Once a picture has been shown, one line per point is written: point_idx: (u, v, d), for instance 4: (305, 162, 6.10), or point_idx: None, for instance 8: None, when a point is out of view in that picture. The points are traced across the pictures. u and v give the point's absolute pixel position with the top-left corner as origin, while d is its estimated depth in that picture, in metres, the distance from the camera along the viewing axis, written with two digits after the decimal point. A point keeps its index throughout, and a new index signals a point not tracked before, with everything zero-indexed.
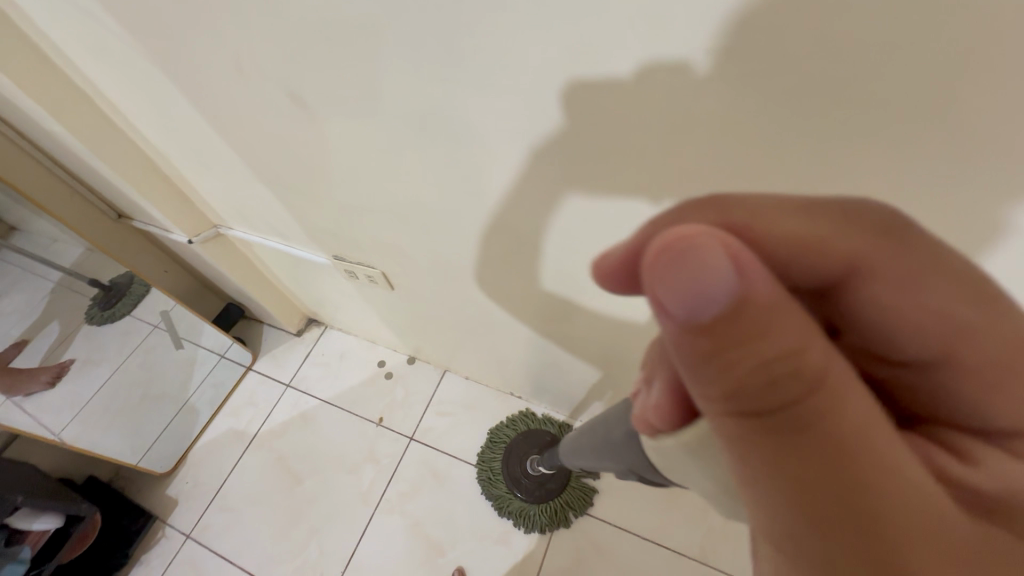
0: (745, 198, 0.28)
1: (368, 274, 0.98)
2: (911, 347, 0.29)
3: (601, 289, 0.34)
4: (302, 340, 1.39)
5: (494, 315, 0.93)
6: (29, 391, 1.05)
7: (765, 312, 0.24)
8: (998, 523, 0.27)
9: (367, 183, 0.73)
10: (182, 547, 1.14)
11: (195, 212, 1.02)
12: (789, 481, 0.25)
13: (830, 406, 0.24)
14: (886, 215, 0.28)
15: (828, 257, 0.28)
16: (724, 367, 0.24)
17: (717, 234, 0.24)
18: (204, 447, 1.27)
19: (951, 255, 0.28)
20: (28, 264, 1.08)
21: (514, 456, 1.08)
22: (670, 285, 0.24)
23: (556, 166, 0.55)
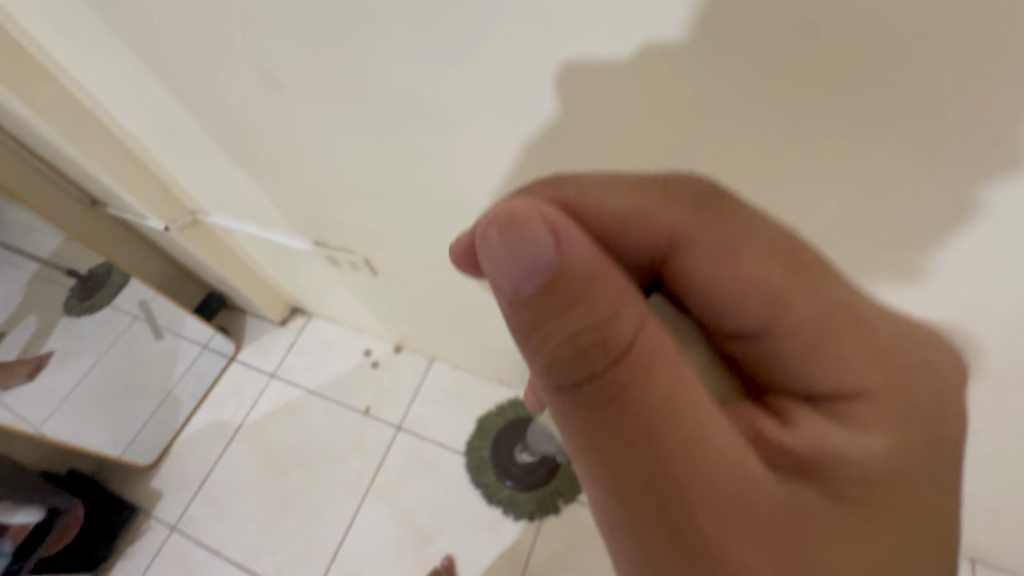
0: (583, 181, 0.37)
1: (351, 260, 0.96)
2: (732, 313, 0.34)
3: (461, 271, 0.42)
4: (286, 330, 1.37)
5: (481, 302, 0.92)
6: (8, 385, 1.04)
7: (578, 290, 0.30)
8: (803, 482, 0.32)
9: (349, 169, 0.71)
10: (167, 539, 1.12)
11: (172, 198, 0.99)
12: (594, 447, 0.31)
13: (634, 375, 0.30)
14: (702, 192, 0.35)
15: (651, 226, 0.36)
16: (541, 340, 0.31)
17: (544, 216, 0.30)
18: (188, 439, 1.26)
19: (765, 228, 0.34)
20: (3, 256, 1.00)
21: (503, 445, 1.10)
22: (499, 260, 0.30)
23: (538, 154, 0.54)
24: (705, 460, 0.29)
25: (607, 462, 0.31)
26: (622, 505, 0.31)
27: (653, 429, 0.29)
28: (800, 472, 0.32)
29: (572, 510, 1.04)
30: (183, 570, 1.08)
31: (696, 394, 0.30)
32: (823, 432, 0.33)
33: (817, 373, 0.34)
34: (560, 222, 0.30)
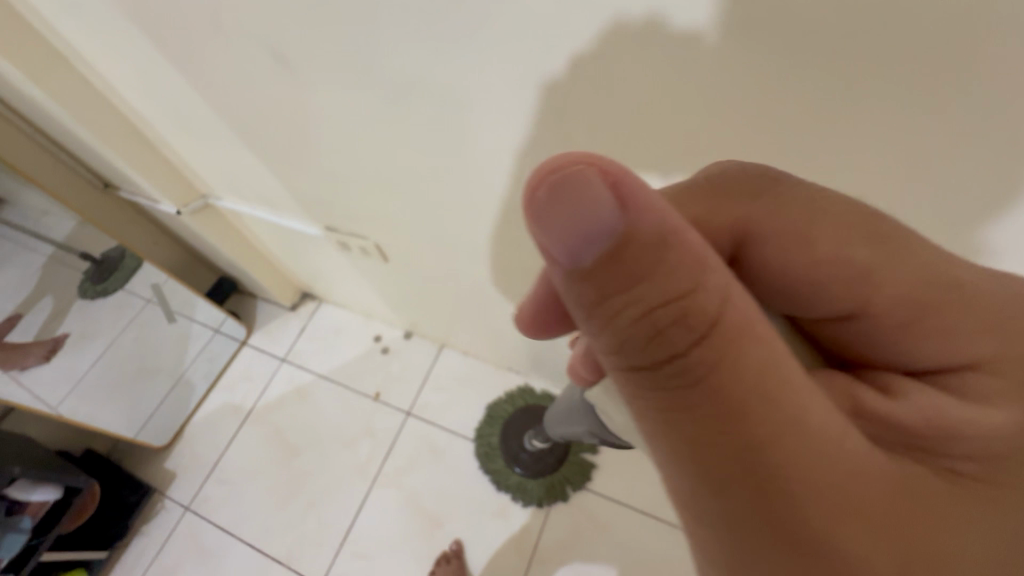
0: None
1: (361, 245, 0.95)
2: (819, 301, 0.33)
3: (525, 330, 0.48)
4: (297, 315, 1.37)
5: (492, 289, 0.91)
6: (25, 364, 1.04)
7: (650, 258, 0.26)
8: (916, 460, 0.29)
9: (361, 153, 0.70)
10: (181, 519, 1.14)
11: (184, 181, 0.99)
12: (673, 433, 0.28)
13: (719, 352, 0.26)
14: (761, 181, 0.35)
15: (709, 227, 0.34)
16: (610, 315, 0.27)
17: (604, 164, 0.25)
18: (201, 421, 1.27)
19: (833, 206, 0.33)
20: (18, 238, 1.02)
21: (512, 432, 1.10)
22: (556, 228, 0.26)
23: (556, 139, 0.53)
24: (808, 446, 0.26)
25: (689, 449, 0.27)
26: (711, 497, 0.27)
27: (745, 413, 0.26)
28: (909, 448, 0.29)
29: (580, 498, 1.04)
30: (197, 550, 1.10)
31: (794, 369, 0.26)
32: (938, 404, 0.29)
33: (914, 346, 0.31)
34: (626, 174, 0.25)
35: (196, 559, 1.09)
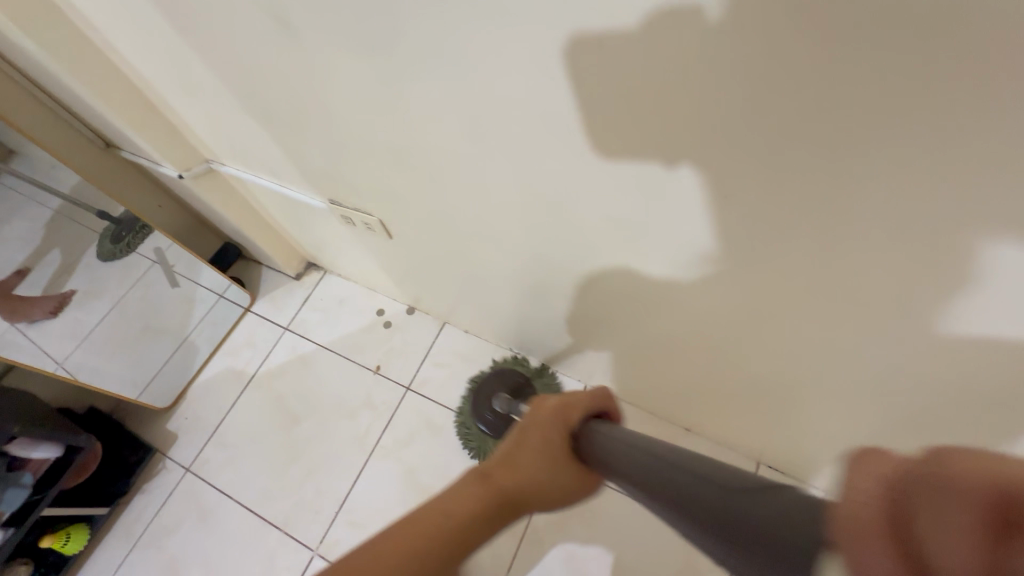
0: None
1: (365, 220, 0.93)
2: None
3: None
4: (301, 284, 1.36)
5: (497, 269, 0.89)
6: (31, 318, 1.05)
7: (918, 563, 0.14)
8: None
9: (367, 124, 0.67)
10: (182, 480, 1.15)
11: (185, 143, 0.95)
12: None
13: None
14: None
15: None
16: (851, 524, 0.16)
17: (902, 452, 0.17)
18: (203, 385, 1.28)
19: None
20: (25, 189, 1.01)
21: (481, 398, 1.07)
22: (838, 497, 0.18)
23: (570, 117, 0.50)
24: None
25: None
26: None
27: None
28: None
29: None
30: (196, 509, 1.12)
31: None
32: None
33: None
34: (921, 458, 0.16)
35: (195, 520, 1.11)
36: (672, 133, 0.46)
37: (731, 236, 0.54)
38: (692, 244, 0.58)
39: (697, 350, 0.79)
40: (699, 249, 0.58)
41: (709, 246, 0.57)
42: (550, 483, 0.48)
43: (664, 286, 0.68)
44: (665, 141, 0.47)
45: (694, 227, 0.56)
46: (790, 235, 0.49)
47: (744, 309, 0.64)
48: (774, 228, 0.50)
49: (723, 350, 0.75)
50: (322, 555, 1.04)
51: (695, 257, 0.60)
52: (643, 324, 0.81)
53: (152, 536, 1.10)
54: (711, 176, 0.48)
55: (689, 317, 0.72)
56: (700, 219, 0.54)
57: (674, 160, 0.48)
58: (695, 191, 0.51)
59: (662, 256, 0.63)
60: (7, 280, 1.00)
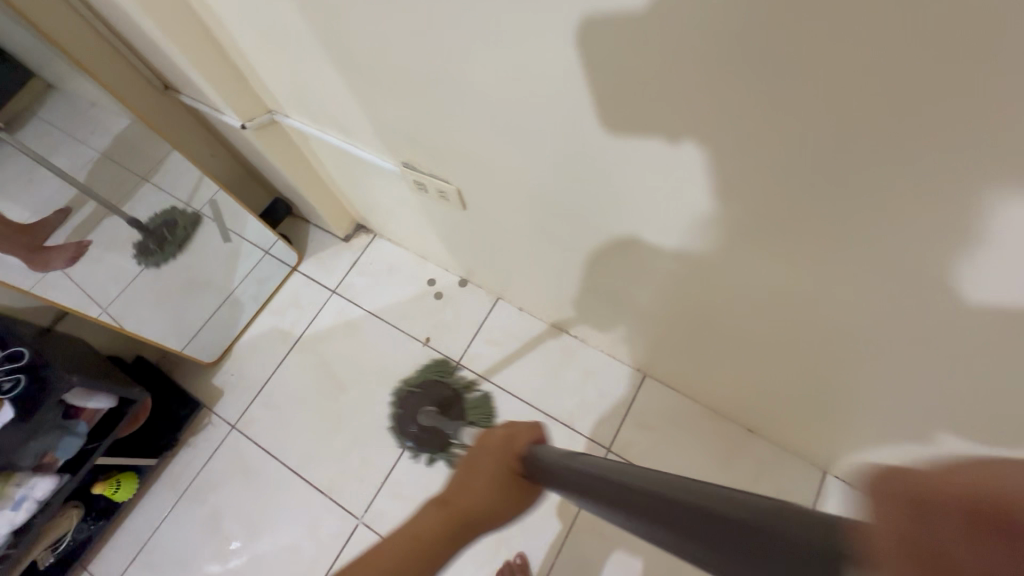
0: (480, 520, 0.48)
1: (440, 188, 0.86)
2: (439, 533, 0.46)
3: (486, 474, 0.50)
4: (349, 247, 1.31)
5: (577, 249, 0.83)
6: (48, 265, 0.97)
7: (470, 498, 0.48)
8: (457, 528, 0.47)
9: (471, 87, 0.60)
10: (227, 437, 1.15)
11: (250, 93, 0.89)
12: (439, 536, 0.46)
13: (462, 528, 0.47)
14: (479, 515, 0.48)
15: (473, 522, 0.48)
16: (469, 492, 0.49)
17: (486, 473, 0.50)
18: (249, 343, 1.25)
19: (472, 525, 0.47)
20: (72, 127, 0.97)
21: (408, 412, 1.11)
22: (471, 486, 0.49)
23: (732, 98, 0.43)
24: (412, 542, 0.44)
25: (427, 536, 0.45)
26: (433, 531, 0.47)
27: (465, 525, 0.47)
28: (457, 529, 0.47)
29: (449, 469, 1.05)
30: (240, 469, 1.12)
31: (431, 542, 0.45)
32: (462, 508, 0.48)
33: (477, 527, 0.48)
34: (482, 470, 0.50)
35: (239, 478, 1.11)
36: (866, 123, 0.38)
37: (891, 247, 0.47)
38: (835, 249, 0.51)
39: (791, 357, 0.73)
40: (842, 256, 0.51)
41: (856, 254, 0.50)
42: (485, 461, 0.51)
43: (776, 292, 0.62)
44: (853, 134, 0.40)
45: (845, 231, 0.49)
46: (976, 251, 0.43)
47: (869, 323, 0.57)
48: (959, 243, 0.43)
49: (824, 361, 0.69)
50: (366, 523, 1.04)
51: (831, 264, 0.53)
52: (732, 325, 0.75)
53: (197, 490, 1.11)
54: (899, 177, 0.41)
55: (796, 324, 0.66)
56: (855, 223, 0.47)
57: (854, 155, 0.41)
58: (862, 193, 0.44)
59: (787, 260, 0.56)
60: (50, 219, 0.97)
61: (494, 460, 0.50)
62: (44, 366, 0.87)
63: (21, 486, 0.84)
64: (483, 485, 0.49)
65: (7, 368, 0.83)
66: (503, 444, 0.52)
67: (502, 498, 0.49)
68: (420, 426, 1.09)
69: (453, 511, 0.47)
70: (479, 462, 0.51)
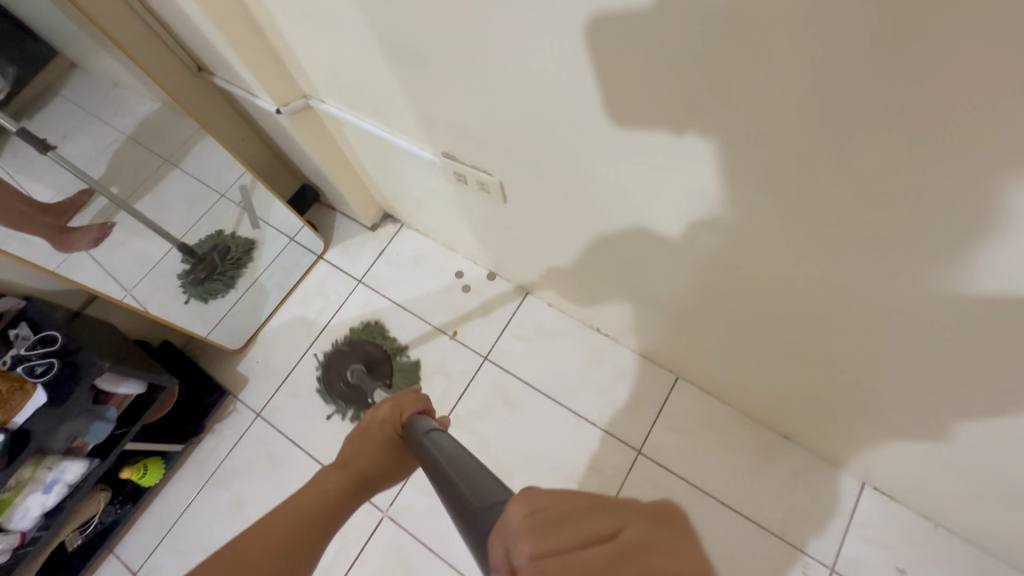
0: (375, 478, 0.54)
1: (481, 180, 0.84)
2: (340, 488, 0.50)
3: (374, 435, 0.56)
4: (376, 236, 1.29)
5: (621, 247, 0.80)
6: (71, 246, 0.95)
7: (368, 459, 0.54)
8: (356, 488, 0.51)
9: (535, 71, 0.57)
10: (252, 425, 1.14)
11: (287, 76, 0.87)
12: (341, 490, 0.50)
13: (363, 486, 0.52)
14: (373, 471, 0.54)
15: (369, 481, 0.53)
16: (363, 454, 0.54)
17: (378, 435, 0.56)
18: (274, 331, 1.24)
19: (369, 482, 0.53)
20: (97, 110, 0.96)
21: (336, 366, 1.15)
22: (366, 447, 0.55)
23: (843, 91, 0.40)
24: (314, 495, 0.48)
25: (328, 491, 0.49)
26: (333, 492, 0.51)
27: (366, 483, 0.53)
28: (356, 486, 0.51)
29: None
30: (264, 457, 1.11)
31: (331, 494, 0.49)
32: (359, 467, 0.53)
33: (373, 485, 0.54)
34: (374, 432, 0.56)
35: (263, 467, 1.10)
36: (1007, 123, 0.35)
37: (998, 250, 0.43)
38: (930, 256, 0.48)
39: (850, 366, 0.70)
40: (940, 263, 0.48)
41: (954, 262, 0.47)
42: (377, 425, 0.57)
43: (847, 298, 0.59)
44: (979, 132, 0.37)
45: (949, 236, 0.45)
46: None
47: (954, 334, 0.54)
48: None
49: (886, 371, 0.66)
50: (391, 517, 1.03)
51: (922, 272, 0.50)
52: (788, 330, 0.72)
53: (222, 477, 1.11)
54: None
55: (863, 332, 0.63)
56: (962, 230, 0.44)
57: (982, 156, 0.38)
58: (979, 197, 0.41)
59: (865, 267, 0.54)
60: (73, 199, 0.95)
61: (380, 424, 0.57)
62: (76, 351, 0.87)
63: (52, 469, 0.86)
64: (375, 446, 0.55)
65: (40, 352, 0.84)
66: (388, 408, 0.58)
67: (388, 460, 0.55)
68: (345, 381, 1.13)
69: (350, 470, 0.52)
70: (370, 425, 0.57)
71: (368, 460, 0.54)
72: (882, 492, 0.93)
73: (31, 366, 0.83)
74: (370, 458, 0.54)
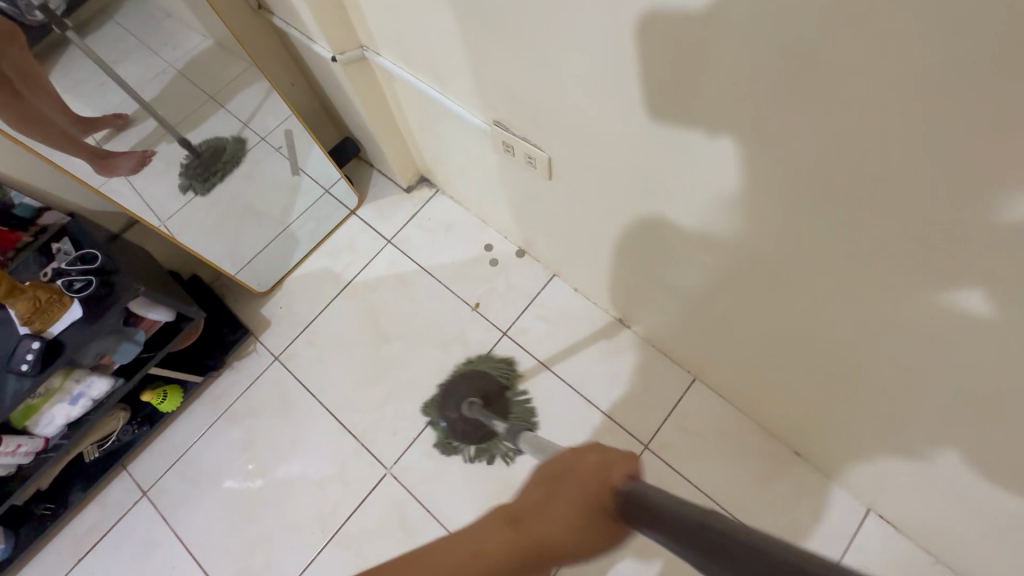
0: (557, 556, 0.33)
1: (528, 153, 0.82)
2: (492, 545, 0.33)
3: (566, 485, 0.36)
4: (410, 198, 1.29)
5: (656, 244, 0.79)
6: (112, 171, 0.96)
7: (537, 511, 0.35)
8: (521, 555, 0.33)
9: (596, 55, 0.56)
10: (269, 367, 1.17)
11: (346, 24, 0.86)
12: (491, 552, 0.33)
13: (529, 558, 0.33)
14: (561, 547, 0.34)
15: (547, 555, 0.33)
16: (536, 506, 0.36)
17: (570, 486, 0.36)
18: (299, 280, 1.26)
19: (547, 555, 0.33)
20: (146, 36, 0.90)
21: (451, 398, 1.07)
22: (539, 495, 0.37)
23: (901, 117, 0.38)
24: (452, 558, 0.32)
25: (479, 548, 0.33)
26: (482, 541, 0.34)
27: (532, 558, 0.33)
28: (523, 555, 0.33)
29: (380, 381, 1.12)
30: (278, 398, 1.14)
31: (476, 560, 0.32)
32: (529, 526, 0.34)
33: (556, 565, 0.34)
34: (562, 481, 0.37)
35: (276, 409, 1.13)
36: None
37: None
38: (973, 298, 0.46)
39: (871, 394, 0.68)
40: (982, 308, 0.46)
41: (993, 310, 0.46)
42: (571, 480, 0.36)
43: (875, 328, 0.58)
44: None
45: (994, 285, 0.44)
46: None
47: (984, 379, 0.53)
48: None
49: (909, 405, 0.64)
50: (394, 475, 1.05)
51: (959, 313, 0.48)
52: (814, 351, 0.70)
53: (236, 413, 1.14)
54: None
55: (889, 364, 0.61)
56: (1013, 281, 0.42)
57: None
58: None
59: (898, 302, 0.53)
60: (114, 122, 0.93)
61: (577, 481, 0.36)
62: (114, 273, 0.89)
63: (79, 382, 0.89)
64: (561, 506, 0.35)
65: (80, 269, 0.87)
66: (592, 463, 0.37)
67: (596, 541, 0.34)
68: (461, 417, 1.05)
69: (519, 533, 0.34)
70: (561, 480, 0.37)
71: (564, 533, 0.34)
72: (886, 521, 0.92)
73: (71, 281, 0.85)
74: (553, 526, 0.34)
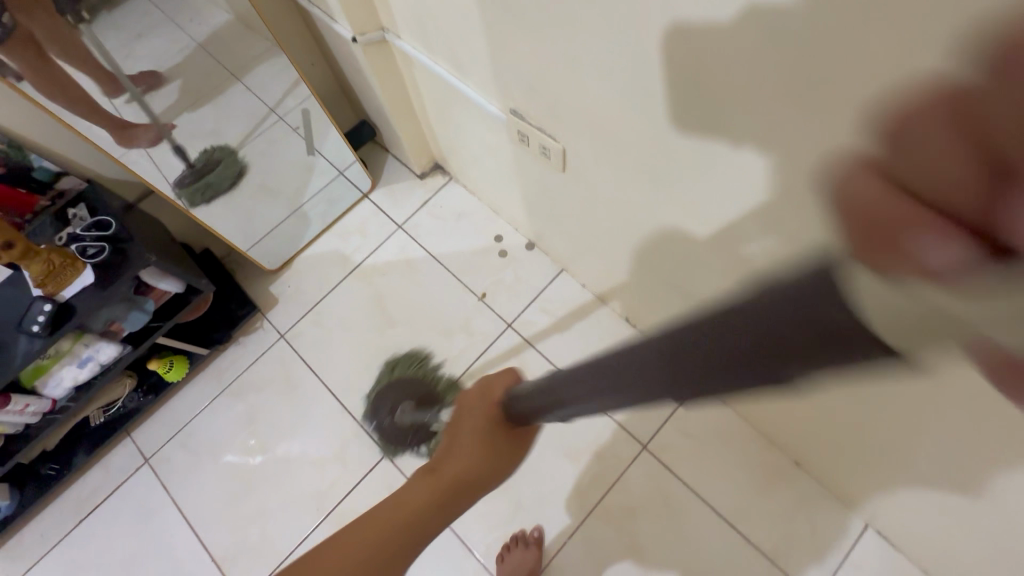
0: (473, 479, 0.52)
1: (544, 144, 0.82)
2: (423, 493, 0.51)
3: (467, 429, 0.55)
4: (423, 185, 1.29)
5: (666, 243, 0.78)
6: (131, 143, 0.96)
7: (449, 459, 0.53)
8: (450, 494, 0.51)
9: (616, 49, 0.55)
10: (275, 344, 1.18)
11: (368, 5, 0.86)
12: (424, 497, 0.51)
13: (455, 492, 0.51)
14: (473, 476, 0.52)
15: (466, 486, 0.52)
16: (449, 458, 0.53)
17: (467, 432, 0.55)
18: (309, 260, 1.27)
19: (465, 483, 0.52)
20: (170, 9, 0.89)
21: (387, 403, 1.09)
22: (449, 449, 0.55)
23: None
24: (398, 513, 0.50)
25: (418, 501, 0.51)
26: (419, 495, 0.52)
27: (456, 491, 0.51)
28: (451, 491, 0.51)
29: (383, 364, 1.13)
30: (282, 376, 1.15)
31: (416, 508, 0.50)
32: (448, 471, 0.52)
33: (477, 486, 0.53)
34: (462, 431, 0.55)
35: (279, 386, 1.14)
36: None
37: None
38: None
39: (877, 408, 0.67)
40: None
41: None
42: (469, 431, 0.55)
43: None
44: None
45: None
46: None
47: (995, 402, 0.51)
48: None
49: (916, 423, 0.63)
50: (392, 459, 1.06)
51: None
52: None
53: (240, 387, 1.15)
54: None
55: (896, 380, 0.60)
56: None
57: None
58: None
59: None
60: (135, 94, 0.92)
61: (471, 424, 0.55)
62: (127, 241, 0.90)
63: (88, 346, 0.91)
64: (462, 450, 0.53)
65: (94, 235, 0.88)
66: (479, 397, 0.58)
67: (492, 457, 0.54)
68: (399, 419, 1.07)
69: (439, 480, 0.52)
70: (460, 432, 0.55)
71: (468, 467, 0.52)
72: (884, 537, 0.91)
73: (84, 247, 0.87)
74: (463, 462, 0.52)
